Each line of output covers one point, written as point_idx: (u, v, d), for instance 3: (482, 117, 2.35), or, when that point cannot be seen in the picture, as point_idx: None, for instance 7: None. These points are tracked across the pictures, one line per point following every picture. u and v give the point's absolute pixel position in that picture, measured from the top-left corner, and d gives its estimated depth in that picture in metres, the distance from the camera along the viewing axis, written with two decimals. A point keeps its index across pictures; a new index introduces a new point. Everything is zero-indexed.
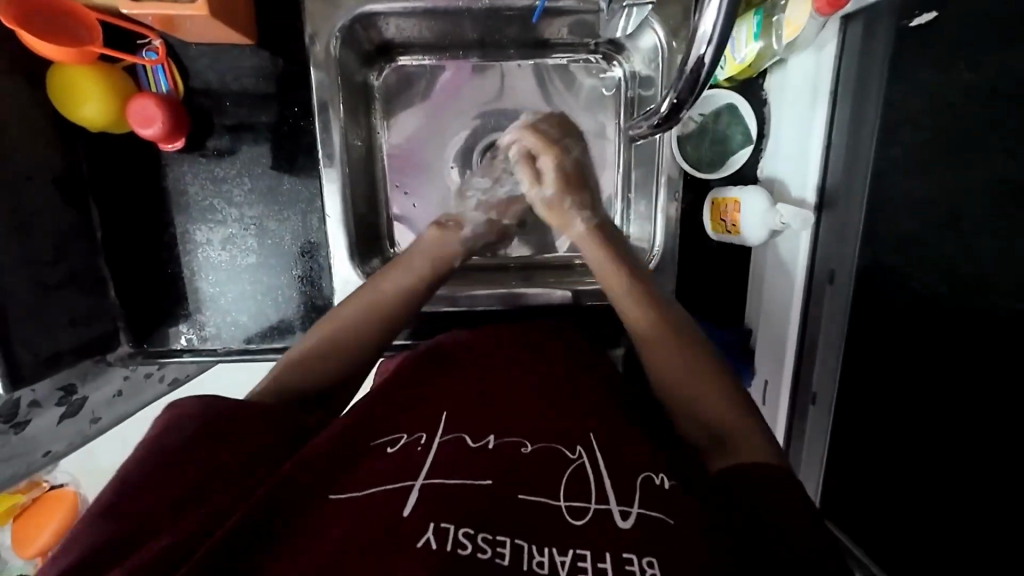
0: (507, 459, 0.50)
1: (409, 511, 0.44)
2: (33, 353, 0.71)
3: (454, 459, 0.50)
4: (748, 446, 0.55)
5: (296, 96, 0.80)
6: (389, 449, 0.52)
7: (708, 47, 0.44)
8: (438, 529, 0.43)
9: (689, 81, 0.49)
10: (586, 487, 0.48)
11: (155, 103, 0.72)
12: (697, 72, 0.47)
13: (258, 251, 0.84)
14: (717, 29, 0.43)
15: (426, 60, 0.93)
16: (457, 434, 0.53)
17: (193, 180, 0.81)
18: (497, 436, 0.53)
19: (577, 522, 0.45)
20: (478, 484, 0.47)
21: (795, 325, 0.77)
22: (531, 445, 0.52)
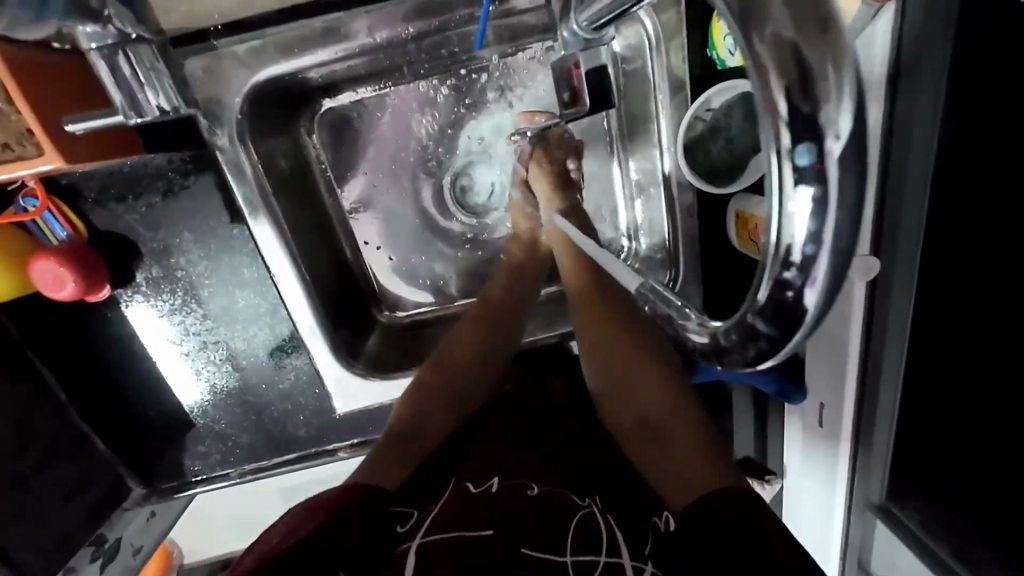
0: (513, 501, 0.53)
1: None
2: (38, 550, 0.67)
3: (456, 507, 0.52)
4: (678, 433, 0.59)
5: (220, 201, 0.67)
6: (401, 529, 0.55)
7: (811, 291, 0.28)
8: None
9: (759, 350, 0.31)
10: (595, 539, 0.51)
11: (57, 261, 0.60)
12: (775, 336, 0.30)
13: (235, 372, 0.76)
14: (824, 261, 0.27)
15: (360, 93, 0.77)
16: (462, 481, 0.57)
17: (140, 320, 0.72)
18: (500, 478, 0.56)
19: None
20: (479, 535, 0.49)
21: (855, 344, 0.66)
22: (537, 486, 0.55)
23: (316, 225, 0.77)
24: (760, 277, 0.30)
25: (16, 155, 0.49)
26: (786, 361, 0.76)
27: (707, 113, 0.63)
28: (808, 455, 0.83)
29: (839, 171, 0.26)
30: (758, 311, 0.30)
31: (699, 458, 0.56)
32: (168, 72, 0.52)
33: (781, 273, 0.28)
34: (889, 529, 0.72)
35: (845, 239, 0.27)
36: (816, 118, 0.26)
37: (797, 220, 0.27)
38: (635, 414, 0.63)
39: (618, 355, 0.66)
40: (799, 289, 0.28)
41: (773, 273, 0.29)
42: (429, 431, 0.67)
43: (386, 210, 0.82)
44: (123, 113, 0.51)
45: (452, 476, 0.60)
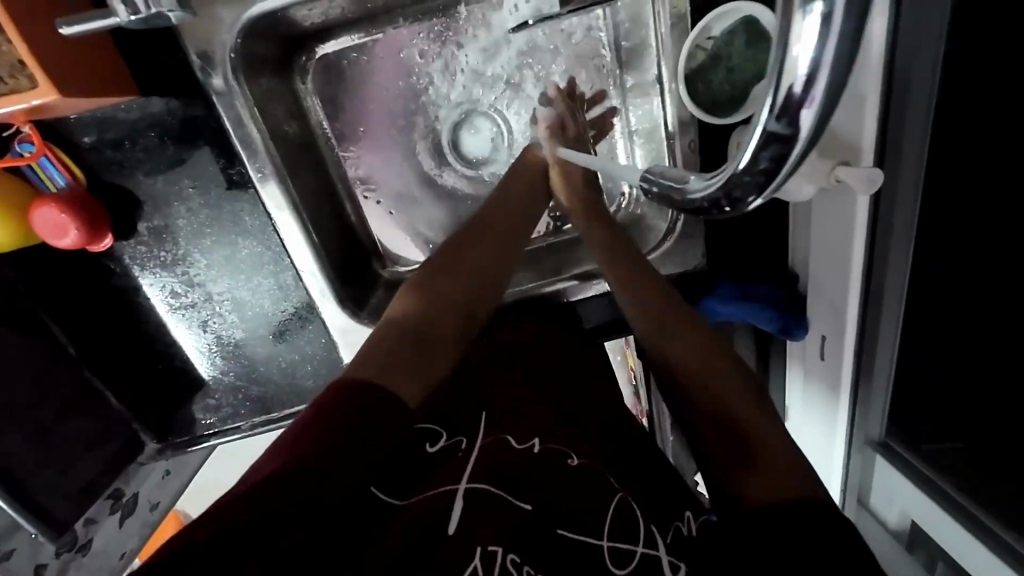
0: (553, 466, 0.52)
1: (454, 527, 0.45)
2: (61, 496, 0.69)
3: (497, 459, 0.51)
4: (756, 427, 0.51)
5: (217, 146, 0.66)
6: (430, 449, 0.54)
7: (807, 112, 0.28)
8: (484, 555, 0.44)
9: (753, 183, 0.33)
10: (632, 528, 0.49)
11: (59, 209, 0.60)
12: (764, 173, 0.32)
13: (242, 324, 0.76)
14: (824, 77, 0.27)
15: (354, 39, 0.76)
16: (499, 433, 0.55)
17: (145, 273, 0.72)
18: (542, 439, 0.55)
19: (621, 571, 0.46)
20: (520, 507, 0.48)
21: (857, 273, 0.65)
22: (577, 457, 0.54)
23: (314, 174, 0.77)
24: (759, 112, 0.30)
25: (11, 89, 0.49)
26: (788, 296, 0.76)
27: (709, 41, 0.63)
28: (809, 393, 0.85)
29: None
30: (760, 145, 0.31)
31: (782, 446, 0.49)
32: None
33: (787, 89, 0.28)
34: (890, 462, 0.75)
35: (847, 54, 0.26)
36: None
37: (800, 55, 0.27)
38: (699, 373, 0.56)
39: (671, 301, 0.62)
40: (799, 108, 0.28)
41: (775, 99, 0.28)
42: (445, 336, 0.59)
43: (386, 157, 0.82)
44: (119, 14, 0.49)
45: (483, 411, 0.58)
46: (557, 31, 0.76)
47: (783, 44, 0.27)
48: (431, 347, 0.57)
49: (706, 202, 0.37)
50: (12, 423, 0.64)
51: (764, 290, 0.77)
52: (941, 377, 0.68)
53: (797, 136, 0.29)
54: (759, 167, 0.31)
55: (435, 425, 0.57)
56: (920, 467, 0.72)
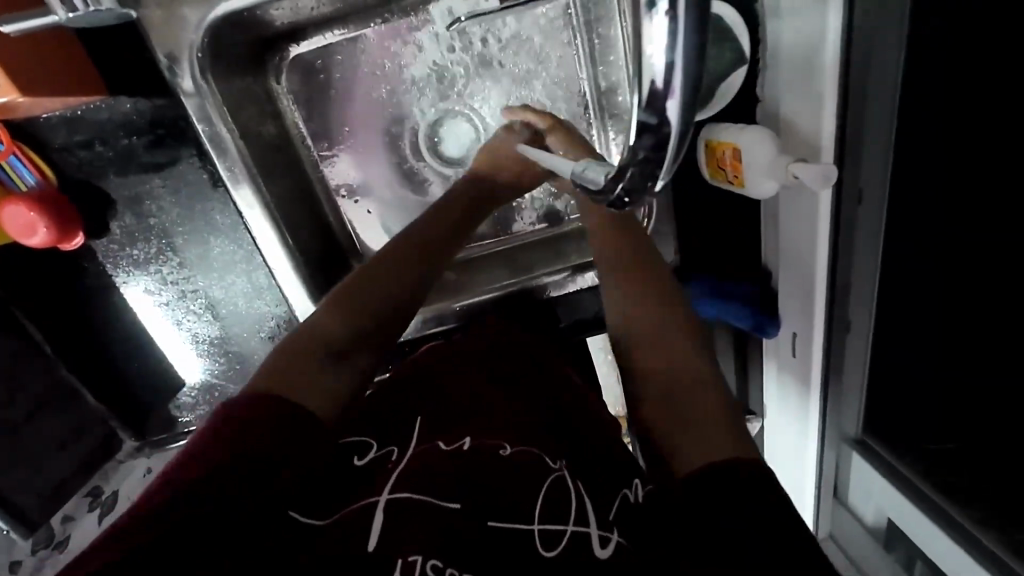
0: (484, 459, 0.52)
1: (373, 544, 0.44)
2: (34, 493, 0.70)
3: (426, 462, 0.51)
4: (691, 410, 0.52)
5: (187, 146, 0.66)
6: (359, 462, 0.53)
7: (671, 104, 0.30)
8: (405, 564, 0.43)
9: (641, 175, 0.34)
10: (563, 509, 0.49)
11: (29, 208, 0.60)
12: (650, 163, 0.33)
13: (216, 323, 0.77)
14: (680, 71, 0.29)
15: (327, 39, 0.77)
16: (430, 439, 0.55)
17: (118, 272, 0.72)
18: (474, 436, 0.55)
19: (548, 553, 0.46)
20: (448, 507, 0.47)
21: (823, 270, 0.65)
22: (509, 446, 0.54)
23: (288, 173, 0.77)
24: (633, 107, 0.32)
25: None
26: (759, 294, 0.76)
27: None
28: (784, 391, 0.84)
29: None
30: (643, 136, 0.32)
31: (713, 425, 0.50)
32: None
33: (651, 83, 0.30)
34: (863, 459, 0.75)
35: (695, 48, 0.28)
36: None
37: (653, 52, 0.29)
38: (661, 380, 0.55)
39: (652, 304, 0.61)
40: (661, 100, 0.30)
41: (643, 93, 0.31)
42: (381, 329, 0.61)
43: (359, 156, 0.82)
44: (57, 12, 0.47)
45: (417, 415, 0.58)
46: (530, 27, 0.76)
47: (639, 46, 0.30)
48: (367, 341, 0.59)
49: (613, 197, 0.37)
50: None
51: (737, 288, 0.77)
52: (924, 371, 0.67)
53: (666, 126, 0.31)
54: (638, 157, 0.33)
55: (367, 435, 0.56)
56: (900, 466, 0.71)
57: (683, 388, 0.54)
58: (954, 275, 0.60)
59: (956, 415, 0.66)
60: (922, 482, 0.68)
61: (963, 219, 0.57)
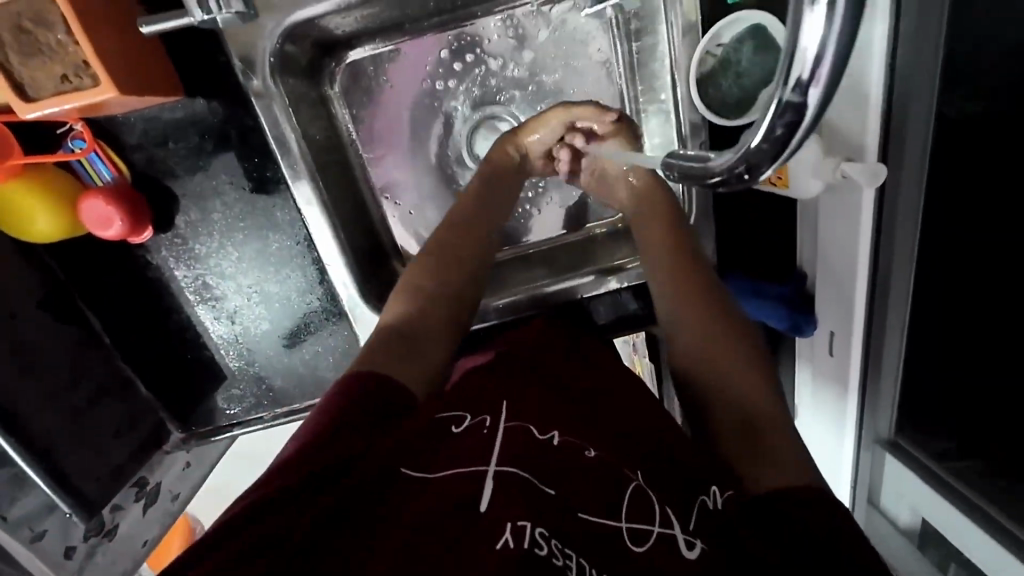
0: (573, 461, 0.51)
1: (486, 505, 0.45)
2: (95, 479, 0.71)
3: (524, 448, 0.51)
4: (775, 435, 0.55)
5: (252, 145, 0.70)
6: (457, 429, 0.53)
7: (813, 90, 0.30)
8: (515, 529, 0.43)
9: (768, 153, 0.34)
10: (649, 511, 0.49)
11: (107, 201, 0.64)
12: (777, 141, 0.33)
13: (269, 316, 0.79)
14: (829, 60, 0.29)
15: (380, 47, 0.81)
16: (521, 420, 0.54)
17: (178, 265, 0.75)
18: (561, 433, 0.54)
19: (638, 549, 0.46)
20: (545, 493, 0.47)
21: (864, 272, 0.67)
22: (595, 449, 0.53)
23: (340, 173, 0.80)
24: (771, 90, 0.32)
25: (75, 86, 0.53)
26: (795, 294, 0.78)
27: (718, 48, 0.67)
28: (819, 390, 0.85)
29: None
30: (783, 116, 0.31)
31: (776, 452, 0.54)
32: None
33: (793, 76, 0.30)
34: (899, 462, 0.78)
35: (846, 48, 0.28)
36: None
37: (808, 45, 0.29)
38: (716, 378, 0.60)
39: (705, 307, 0.65)
40: (801, 87, 0.30)
41: (786, 76, 0.30)
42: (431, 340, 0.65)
43: (405, 157, 0.85)
44: (193, 14, 0.58)
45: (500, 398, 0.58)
46: (574, 39, 0.81)
47: (793, 32, 0.29)
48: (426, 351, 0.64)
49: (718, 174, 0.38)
50: (52, 404, 0.66)
51: (774, 289, 0.78)
52: (930, 381, 0.74)
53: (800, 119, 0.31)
54: (773, 134, 0.33)
55: (456, 410, 0.56)
56: (935, 467, 0.75)
57: (754, 420, 0.56)
58: (961, 282, 0.66)
59: (971, 426, 0.72)
60: (958, 481, 0.72)
61: (964, 219, 0.63)
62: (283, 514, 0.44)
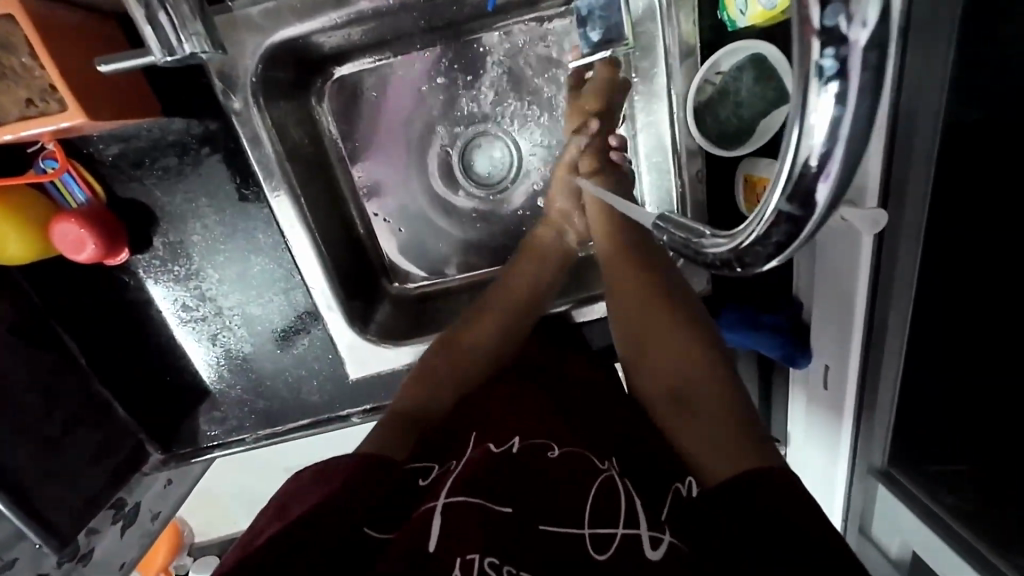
0: (532, 460, 0.55)
1: (434, 544, 0.45)
2: (68, 508, 0.69)
3: (484, 467, 0.53)
4: (724, 458, 0.53)
5: (234, 166, 0.68)
6: (423, 483, 0.56)
7: (822, 187, 0.29)
8: (465, 563, 0.44)
9: (763, 253, 0.33)
10: (614, 511, 0.50)
11: (79, 224, 0.61)
12: (788, 231, 0.32)
13: (251, 339, 0.77)
14: (839, 159, 0.28)
15: (370, 62, 0.78)
16: (481, 445, 0.57)
17: (156, 287, 0.73)
18: (520, 440, 0.57)
19: (601, 556, 0.47)
20: (500, 510, 0.49)
21: (861, 312, 0.66)
22: (558, 449, 0.57)
23: (327, 193, 0.78)
24: (772, 189, 0.31)
25: (41, 111, 0.50)
26: (791, 326, 0.76)
27: (717, 76, 0.65)
28: (812, 421, 0.84)
29: (862, 71, 0.26)
30: (785, 214, 0.31)
31: (735, 442, 0.54)
32: (198, 20, 0.54)
33: (801, 170, 0.29)
34: (894, 495, 0.77)
35: (861, 136, 0.27)
36: (836, 30, 0.26)
37: (817, 129, 0.28)
38: (693, 418, 0.58)
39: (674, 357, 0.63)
40: (812, 180, 0.29)
41: (793, 168, 0.29)
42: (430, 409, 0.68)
43: (396, 175, 0.83)
44: (155, 53, 0.52)
45: (473, 434, 0.61)
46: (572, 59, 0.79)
47: (801, 115, 0.28)
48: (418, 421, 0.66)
49: (719, 260, 0.37)
50: (24, 433, 0.64)
51: (770, 318, 0.76)
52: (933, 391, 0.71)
53: (808, 217, 0.30)
54: (772, 240, 0.32)
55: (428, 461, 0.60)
56: (933, 505, 0.74)
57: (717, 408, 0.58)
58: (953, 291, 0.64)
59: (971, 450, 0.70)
60: (956, 521, 0.71)
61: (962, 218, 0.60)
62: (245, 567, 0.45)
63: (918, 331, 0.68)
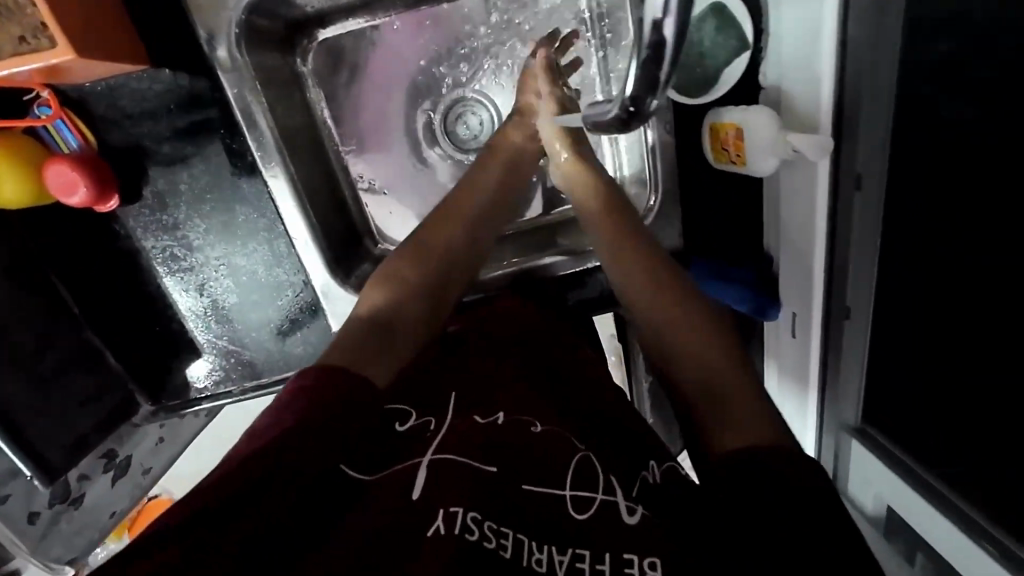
0: (516, 433, 0.55)
1: (418, 493, 0.48)
2: (57, 445, 0.72)
3: (471, 436, 0.54)
4: (738, 403, 0.53)
5: (219, 118, 0.71)
6: (400, 428, 0.57)
7: (668, 23, 0.42)
8: (448, 516, 0.45)
9: (645, 83, 0.46)
10: (592, 478, 0.52)
11: (71, 167, 0.65)
12: (655, 63, 0.44)
13: (237, 290, 0.80)
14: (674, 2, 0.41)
15: (352, 24, 0.81)
16: (465, 413, 0.58)
17: (147, 237, 0.76)
18: (506, 413, 0.58)
19: (580, 516, 0.49)
20: (486, 470, 0.50)
21: (820, 256, 0.69)
22: (540, 424, 0.57)
23: (311, 149, 0.81)
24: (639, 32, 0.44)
25: (33, 48, 0.54)
26: (761, 278, 0.78)
27: (680, 26, 0.67)
28: (786, 375, 0.85)
29: None
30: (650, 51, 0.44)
31: (734, 378, 0.55)
32: None
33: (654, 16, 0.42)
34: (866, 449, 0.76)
35: None
36: None
37: None
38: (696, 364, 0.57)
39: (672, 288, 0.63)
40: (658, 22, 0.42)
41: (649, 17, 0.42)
42: (403, 325, 0.64)
43: (379, 135, 0.86)
44: None
45: (451, 394, 0.62)
46: (548, 20, 0.81)
47: None
48: (389, 334, 0.63)
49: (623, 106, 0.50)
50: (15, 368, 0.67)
51: (739, 270, 0.78)
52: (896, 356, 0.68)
53: (665, 46, 0.43)
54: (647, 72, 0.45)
55: (406, 406, 0.60)
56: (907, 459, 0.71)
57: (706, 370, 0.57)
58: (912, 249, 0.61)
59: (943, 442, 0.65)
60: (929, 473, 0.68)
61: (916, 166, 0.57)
62: (197, 526, 0.43)
63: (894, 291, 0.65)
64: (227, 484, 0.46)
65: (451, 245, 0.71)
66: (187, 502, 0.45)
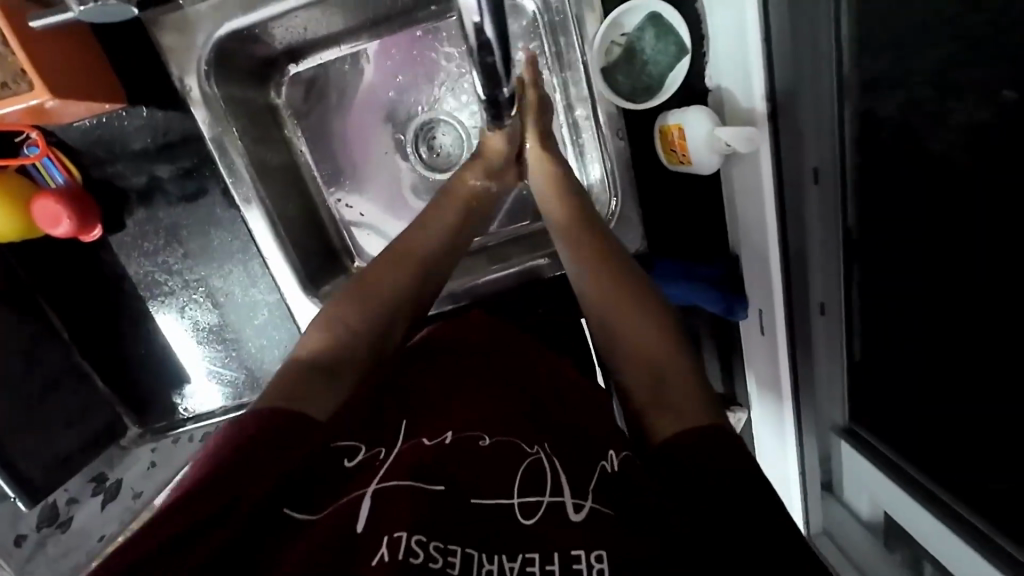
0: (465, 452, 0.54)
1: (362, 525, 0.46)
2: (41, 464, 0.75)
3: (417, 458, 0.52)
4: (688, 410, 0.53)
5: (193, 148, 0.75)
6: (349, 463, 0.54)
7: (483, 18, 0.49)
8: (392, 542, 0.44)
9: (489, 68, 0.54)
10: (540, 482, 0.52)
11: (54, 199, 0.69)
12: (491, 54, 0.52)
13: (216, 310, 0.83)
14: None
15: (322, 58, 0.87)
16: (415, 437, 0.57)
17: (130, 263, 0.80)
18: (456, 431, 0.57)
19: (527, 521, 0.48)
20: (432, 489, 0.49)
21: (776, 249, 0.68)
22: (490, 437, 0.57)
23: (284, 175, 0.85)
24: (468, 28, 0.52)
25: (12, 91, 0.59)
26: (726, 276, 0.77)
27: (622, 37, 0.71)
28: (762, 377, 0.83)
29: None
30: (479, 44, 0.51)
31: (687, 388, 0.55)
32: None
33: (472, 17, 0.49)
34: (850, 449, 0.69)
35: None
36: None
37: None
38: (652, 375, 0.57)
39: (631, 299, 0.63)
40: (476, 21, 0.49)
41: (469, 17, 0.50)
42: (352, 354, 0.62)
43: (350, 158, 0.89)
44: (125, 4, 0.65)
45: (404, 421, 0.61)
46: None
47: None
48: (338, 365, 0.61)
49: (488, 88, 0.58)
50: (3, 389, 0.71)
51: (704, 269, 0.78)
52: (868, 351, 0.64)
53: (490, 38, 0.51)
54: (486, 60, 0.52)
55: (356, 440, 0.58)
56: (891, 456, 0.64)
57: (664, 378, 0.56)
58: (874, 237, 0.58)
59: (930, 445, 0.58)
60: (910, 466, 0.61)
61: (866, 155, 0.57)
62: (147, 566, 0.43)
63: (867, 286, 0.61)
64: (168, 523, 0.45)
65: (403, 268, 0.68)
66: (130, 546, 0.44)
